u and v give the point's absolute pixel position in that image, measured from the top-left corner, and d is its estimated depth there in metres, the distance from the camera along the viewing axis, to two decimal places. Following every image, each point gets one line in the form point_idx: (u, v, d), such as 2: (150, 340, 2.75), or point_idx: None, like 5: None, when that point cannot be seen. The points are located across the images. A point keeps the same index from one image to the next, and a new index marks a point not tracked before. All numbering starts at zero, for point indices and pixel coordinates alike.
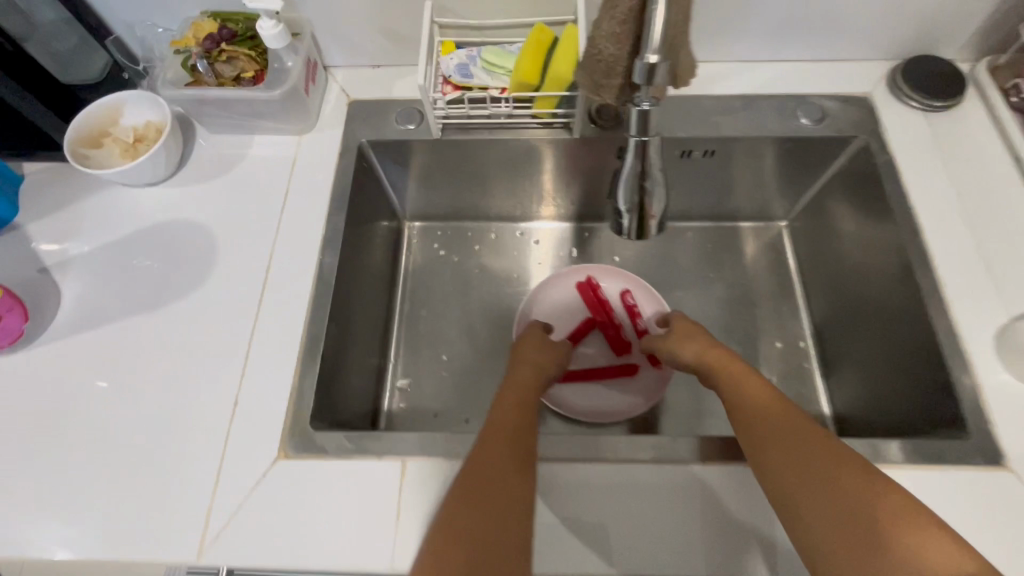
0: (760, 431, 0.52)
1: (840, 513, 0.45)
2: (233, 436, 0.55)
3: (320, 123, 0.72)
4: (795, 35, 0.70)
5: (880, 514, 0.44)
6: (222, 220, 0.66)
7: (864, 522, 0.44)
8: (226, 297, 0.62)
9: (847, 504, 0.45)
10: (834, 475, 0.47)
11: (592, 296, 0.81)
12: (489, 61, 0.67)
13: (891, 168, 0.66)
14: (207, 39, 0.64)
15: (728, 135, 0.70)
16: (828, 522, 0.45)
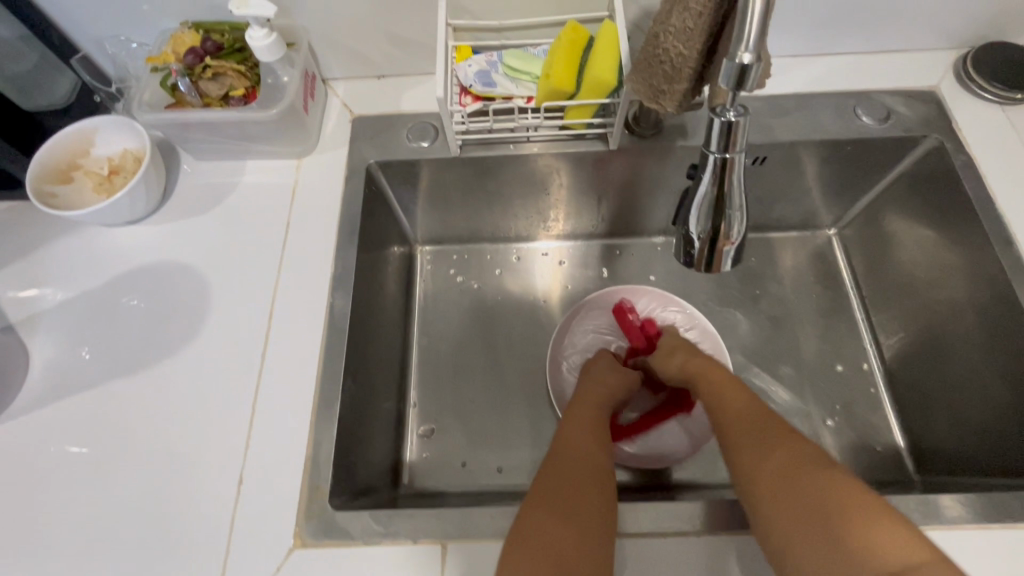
0: (735, 438, 0.49)
1: (811, 522, 0.40)
2: (237, 523, 0.46)
3: (321, 145, 0.64)
4: (852, 24, 0.63)
5: (843, 515, 0.40)
6: (213, 261, 0.58)
7: (820, 519, 0.40)
8: (223, 352, 0.53)
9: (812, 508, 0.41)
10: (801, 485, 0.43)
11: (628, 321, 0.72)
12: (513, 66, 0.58)
13: (971, 171, 0.59)
14: (188, 52, 0.55)
15: (782, 139, 0.63)
16: (787, 521, 0.41)
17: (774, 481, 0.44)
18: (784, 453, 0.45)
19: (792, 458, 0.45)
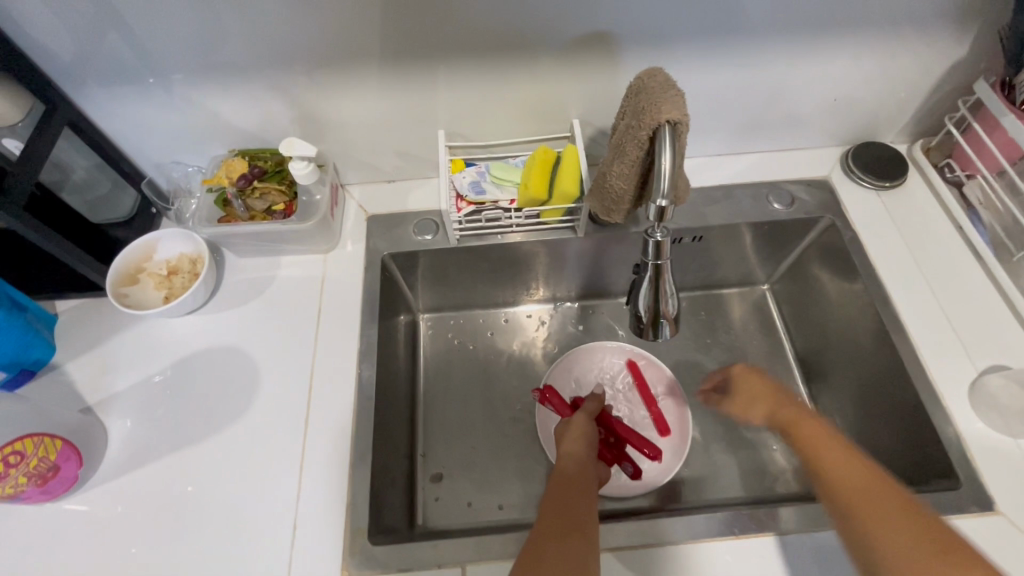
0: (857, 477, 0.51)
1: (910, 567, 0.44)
2: (294, 562, 0.57)
3: (343, 241, 0.78)
4: (758, 132, 0.81)
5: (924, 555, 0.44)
6: (260, 343, 0.70)
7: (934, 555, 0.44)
8: (272, 419, 0.65)
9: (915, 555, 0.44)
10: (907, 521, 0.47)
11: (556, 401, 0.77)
12: (498, 177, 0.74)
13: (857, 242, 0.76)
14: (241, 177, 0.69)
15: (712, 221, 0.79)
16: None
17: (879, 547, 0.46)
18: (896, 504, 0.48)
19: (883, 509, 0.48)
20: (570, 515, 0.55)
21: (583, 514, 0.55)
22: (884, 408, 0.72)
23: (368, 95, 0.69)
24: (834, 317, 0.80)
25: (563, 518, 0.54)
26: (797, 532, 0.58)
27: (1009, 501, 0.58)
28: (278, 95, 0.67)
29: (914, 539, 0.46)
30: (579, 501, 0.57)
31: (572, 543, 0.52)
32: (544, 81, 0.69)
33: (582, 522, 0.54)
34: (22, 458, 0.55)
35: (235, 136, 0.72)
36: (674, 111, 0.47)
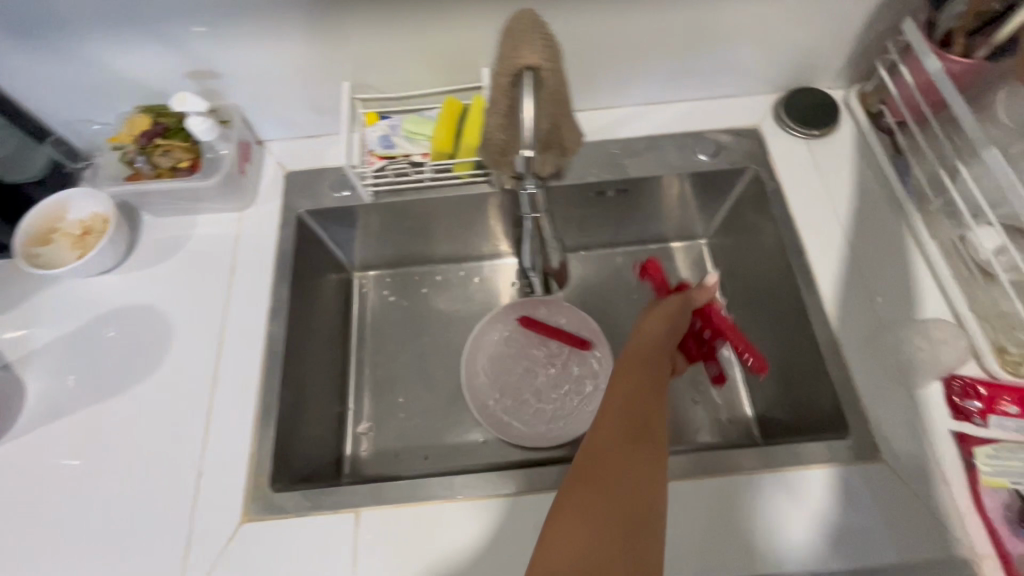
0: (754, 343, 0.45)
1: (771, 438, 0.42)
2: (198, 506, 0.60)
3: (260, 198, 0.77)
4: (686, 79, 0.78)
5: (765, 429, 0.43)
6: (174, 300, 0.71)
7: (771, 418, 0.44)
8: (183, 374, 0.67)
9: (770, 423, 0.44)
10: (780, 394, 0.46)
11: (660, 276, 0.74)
12: (410, 130, 0.72)
13: (779, 193, 0.74)
14: (141, 134, 0.68)
15: (635, 174, 0.77)
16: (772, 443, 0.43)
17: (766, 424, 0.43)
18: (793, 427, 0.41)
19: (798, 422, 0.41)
20: (646, 406, 0.49)
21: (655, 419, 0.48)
22: (794, 360, 0.72)
23: (265, 46, 0.67)
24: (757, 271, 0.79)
25: (638, 406, 0.48)
26: (682, 480, 0.59)
27: (894, 450, 0.59)
28: (172, 46, 0.65)
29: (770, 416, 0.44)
30: (648, 398, 0.50)
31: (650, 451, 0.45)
32: (447, 28, 0.66)
33: (648, 420, 0.48)
34: None
35: (138, 92, 0.71)
36: (534, 54, 0.45)
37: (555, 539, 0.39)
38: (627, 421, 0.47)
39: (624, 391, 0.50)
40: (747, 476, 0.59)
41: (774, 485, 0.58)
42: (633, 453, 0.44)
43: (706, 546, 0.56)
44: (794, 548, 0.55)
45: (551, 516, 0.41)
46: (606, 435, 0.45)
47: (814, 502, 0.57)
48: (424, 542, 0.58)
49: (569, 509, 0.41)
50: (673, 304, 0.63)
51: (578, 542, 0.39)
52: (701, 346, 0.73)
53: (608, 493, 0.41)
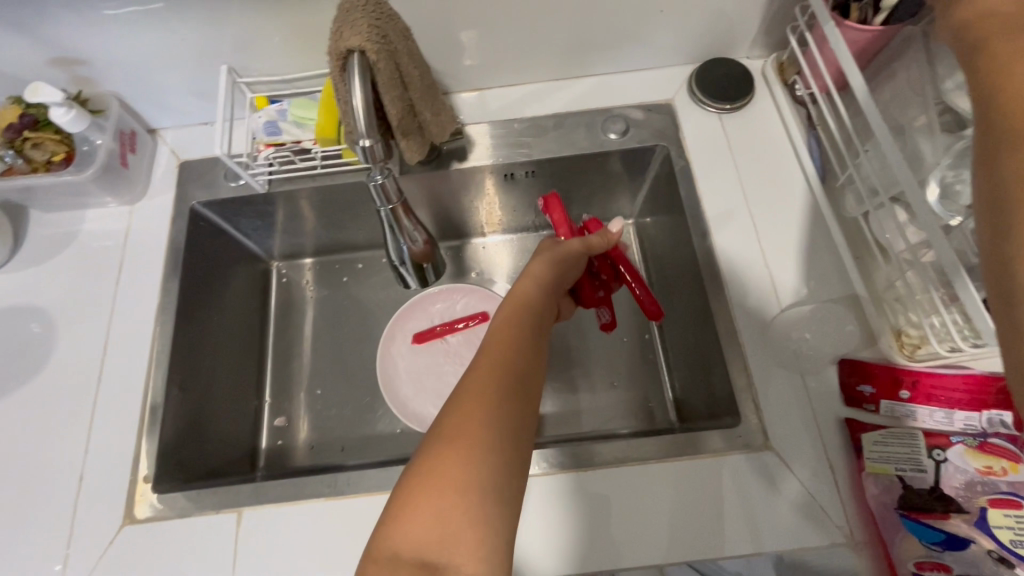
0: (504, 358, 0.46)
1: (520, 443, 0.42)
2: (79, 510, 0.59)
3: (151, 189, 0.74)
4: (594, 52, 0.74)
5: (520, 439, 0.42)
6: (59, 299, 0.68)
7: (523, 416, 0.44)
8: (67, 376, 0.65)
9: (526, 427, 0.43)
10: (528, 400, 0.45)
11: (558, 215, 0.63)
12: (297, 116, 0.69)
13: (687, 172, 0.71)
14: (7, 129, 0.65)
15: (540, 154, 0.74)
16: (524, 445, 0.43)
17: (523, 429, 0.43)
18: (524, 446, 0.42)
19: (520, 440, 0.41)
20: (517, 357, 0.46)
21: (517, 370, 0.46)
22: (698, 344, 0.70)
23: (126, 29, 0.62)
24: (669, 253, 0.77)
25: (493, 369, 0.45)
26: (568, 472, 0.58)
27: (783, 438, 0.58)
28: (23, 31, 0.61)
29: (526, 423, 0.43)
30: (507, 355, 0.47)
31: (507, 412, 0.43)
32: (319, 3, 0.62)
33: (520, 371, 0.45)
34: None
35: (5, 83, 0.67)
36: (362, 37, 0.43)
37: (402, 510, 0.37)
38: (490, 377, 0.44)
39: (499, 344, 0.47)
40: (632, 466, 0.58)
41: (658, 477, 0.57)
42: (500, 407, 0.42)
43: (608, 540, 0.55)
44: (695, 540, 0.55)
45: (406, 481, 0.39)
46: (470, 394, 0.42)
47: (710, 492, 0.56)
48: (305, 540, 0.57)
49: (427, 474, 0.38)
50: (576, 247, 0.59)
51: (428, 511, 0.37)
52: (596, 283, 0.69)
53: (469, 451, 0.39)
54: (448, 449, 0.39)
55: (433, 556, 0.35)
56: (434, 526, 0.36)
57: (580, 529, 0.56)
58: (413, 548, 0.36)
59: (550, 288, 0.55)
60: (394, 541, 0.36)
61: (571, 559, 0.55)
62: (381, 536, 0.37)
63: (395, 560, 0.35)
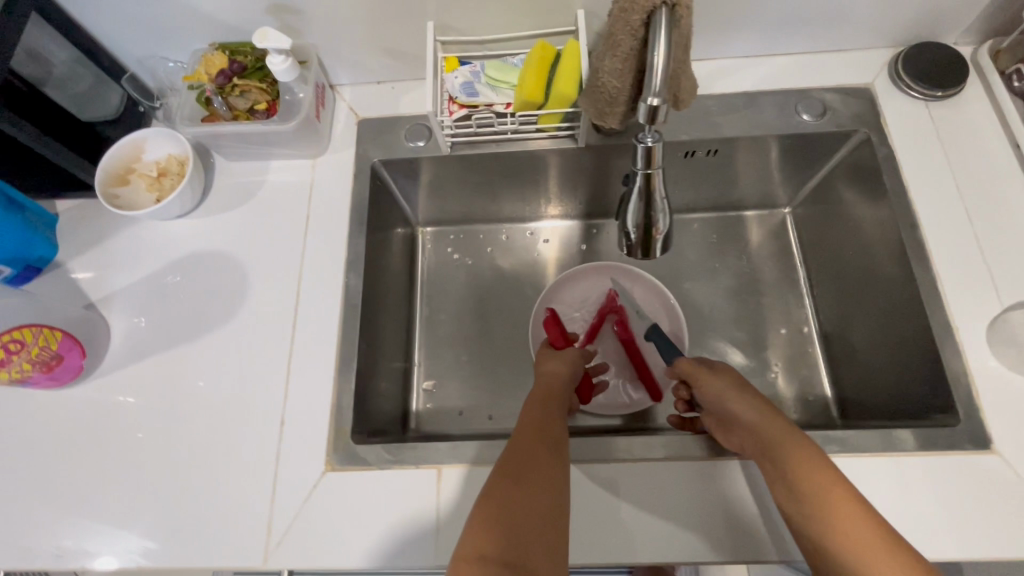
0: (542, 426, 0.55)
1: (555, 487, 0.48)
2: (282, 454, 0.60)
3: (333, 145, 0.75)
4: (797, 30, 0.71)
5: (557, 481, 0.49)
6: (249, 247, 0.70)
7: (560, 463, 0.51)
8: (262, 323, 0.66)
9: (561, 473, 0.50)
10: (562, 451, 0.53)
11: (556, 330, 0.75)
12: (493, 78, 0.68)
13: (892, 161, 0.68)
14: (219, 74, 0.65)
15: (730, 134, 0.72)
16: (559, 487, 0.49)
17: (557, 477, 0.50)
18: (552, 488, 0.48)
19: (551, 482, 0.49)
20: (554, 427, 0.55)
21: (558, 436, 0.54)
22: (897, 341, 0.68)
23: None
24: (853, 244, 0.75)
25: (537, 434, 0.54)
26: None
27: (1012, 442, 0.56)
28: None
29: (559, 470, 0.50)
30: (552, 426, 0.55)
31: (548, 464, 0.50)
32: None
33: (561, 438, 0.54)
34: (23, 346, 0.56)
35: (213, 29, 0.67)
36: None
37: (476, 532, 0.42)
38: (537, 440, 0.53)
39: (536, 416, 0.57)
40: (843, 459, 0.57)
41: (870, 471, 0.57)
42: (551, 462, 0.50)
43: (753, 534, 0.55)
44: None
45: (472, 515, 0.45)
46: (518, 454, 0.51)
47: (909, 494, 0.56)
48: None
49: (499, 506, 0.44)
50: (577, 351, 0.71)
51: (495, 535, 0.42)
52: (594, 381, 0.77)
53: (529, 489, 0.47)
54: (514, 488, 0.46)
55: (515, 561, 0.41)
56: (510, 540, 0.42)
57: (726, 520, 0.56)
58: (497, 553, 0.41)
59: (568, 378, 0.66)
60: (478, 549, 0.41)
61: (748, 544, 0.55)
62: (459, 553, 0.42)
63: (482, 561, 0.40)
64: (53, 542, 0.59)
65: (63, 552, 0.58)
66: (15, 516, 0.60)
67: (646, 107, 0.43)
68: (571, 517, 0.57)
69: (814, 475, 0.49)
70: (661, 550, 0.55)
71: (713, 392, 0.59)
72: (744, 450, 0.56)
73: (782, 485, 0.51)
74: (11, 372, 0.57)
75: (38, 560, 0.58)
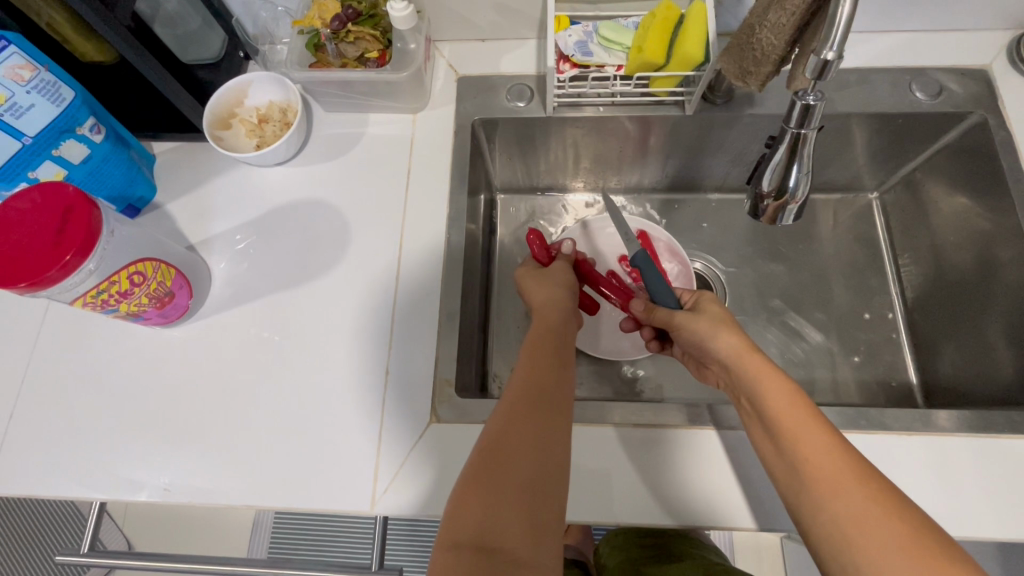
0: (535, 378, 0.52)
1: (545, 453, 0.47)
2: (386, 401, 0.61)
3: (432, 101, 0.74)
4: (914, 8, 0.71)
5: (551, 445, 0.48)
6: (350, 199, 0.70)
7: (553, 423, 0.49)
8: (367, 274, 0.66)
9: (555, 433, 0.49)
10: (559, 406, 0.51)
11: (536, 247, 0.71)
12: (606, 38, 0.67)
13: (1008, 145, 0.68)
14: (334, 18, 0.64)
15: (840, 111, 0.72)
16: (557, 454, 0.48)
17: (547, 434, 0.48)
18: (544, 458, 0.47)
19: (541, 447, 0.47)
20: (554, 382, 0.53)
21: (559, 389, 0.52)
22: (1011, 328, 0.67)
23: None
24: (954, 230, 0.74)
25: (535, 386, 0.51)
26: (887, 434, 0.58)
27: None
28: None
29: (554, 433, 0.49)
30: (551, 375, 0.53)
31: (539, 425, 0.48)
32: None
33: (561, 397, 0.52)
34: (144, 279, 0.56)
35: None
36: None
37: (467, 497, 0.44)
38: (524, 404, 0.49)
39: (527, 373, 0.53)
40: (957, 437, 0.57)
41: (985, 451, 0.57)
42: (542, 429, 0.48)
43: None
44: (962, 515, 0.55)
45: (454, 498, 0.44)
46: (508, 415, 0.49)
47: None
48: (611, 463, 0.58)
49: (472, 478, 0.45)
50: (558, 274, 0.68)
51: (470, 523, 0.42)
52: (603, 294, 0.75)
53: (515, 460, 0.46)
54: (499, 466, 0.45)
55: (488, 548, 0.41)
56: (485, 515, 0.43)
57: None
58: (471, 537, 0.41)
59: (569, 315, 0.63)
60: (452, 536, 0.42)
61: None
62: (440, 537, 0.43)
63: (456, 550, 0.41)
64: (159, 476, 0.59)
65: (172, 487, 0.59)
66: (120, 449, 0.60)
67: (818, 61, 0.42)
68: (677, 481, 0.57)
69: (772, 386, 0.50)
70: (733, 520, 0.55)
71: (695, 335, 0.58)
72: (724, 386, 0.58)
73: (748, 399, 0.53)
74: (131, 305, 0.57)
75: (144, 493, 0.58)
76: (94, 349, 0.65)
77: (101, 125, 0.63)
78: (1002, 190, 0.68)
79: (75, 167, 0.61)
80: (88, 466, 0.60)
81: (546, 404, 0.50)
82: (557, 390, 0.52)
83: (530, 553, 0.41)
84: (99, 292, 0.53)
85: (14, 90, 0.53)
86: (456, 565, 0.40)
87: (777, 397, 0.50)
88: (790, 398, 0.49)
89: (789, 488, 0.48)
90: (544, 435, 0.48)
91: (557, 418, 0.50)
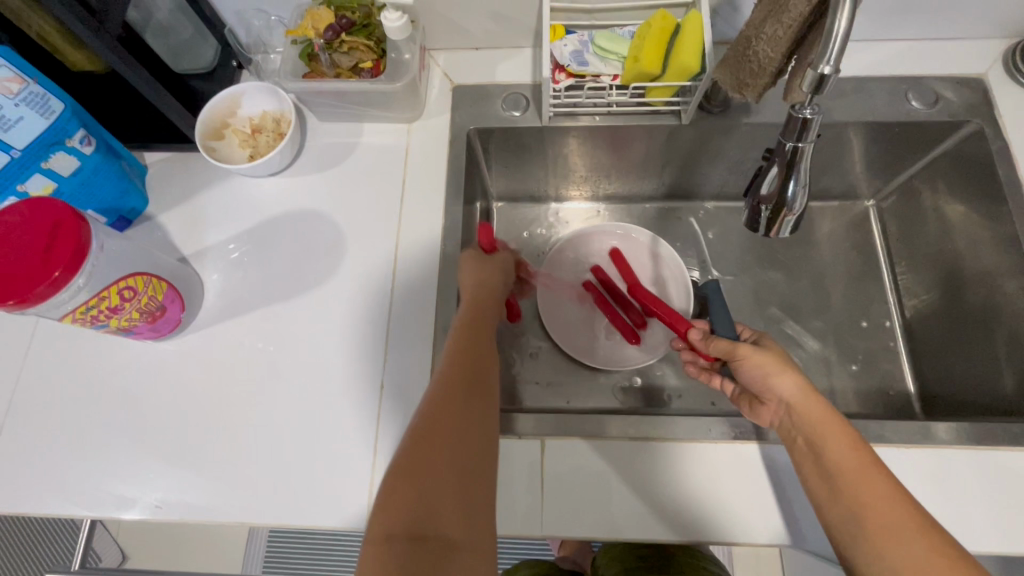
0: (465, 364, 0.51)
1: (473, 439, 0.46)
2: (382, 415, 0.60)
3: (427, 110, 0.73)
4: (910, 16, 0.71)
5: (483, 431, 0.47)
6: (344, 210, 0.69)
7: (483, 409, 0.48)
8: (361, 285, 0.66)
9: (483, 419, 0.48)
10: (485, 391, 0.50)
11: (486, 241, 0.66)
12: (602, 47, 0.66)
13: (1005, 154, 0.68)
14: (327, 29, 0.64)
15: (837, 119, 0.72)
16: (487, 441, 0.47)
17: (476, 419, 0.47)
18: (474, 443, 0.45)
19: (468, 430, 0.46)
20: (479, 367, 0.51)
21: (484, 373, 0.51)
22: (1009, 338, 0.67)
23: None
24: (951, 238, 0.74)
25: (464, 372, 0.50)
26: (886, 446, 0.58)
27: None
28: None
29: (481, 420, 0.48)
30: (479, 361, 0.52)
31: (466, 409, 0.47)
32: None
33: (488, 379, 0.51)
34: (135, 294, 0.56)
35: None
36: None
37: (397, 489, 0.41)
38: (455, 390, 0.48)
39: (458, 357, 0.52)
40: (957, 448, 0.57)
41: (984, 463, 0.56)
42: (470, 414, 0.47)
43: None
44: (962, 527, 0.54)
45: (383, 492, 0.42)
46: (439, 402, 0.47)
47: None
48: (608, 476, 0.57)
49: (406, 467, 0.42)
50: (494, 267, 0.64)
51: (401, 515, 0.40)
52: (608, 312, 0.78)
53: (447, 445, 0.44)
54: (428, 454, 0.43)
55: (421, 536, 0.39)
56: (420, 505, 0.41)
57: None
58: (404, 525, 0.39)
59: (491, 304, 0.60)
60: (384, 528, 0.39)
61: None
62: (370, 529, 0.40)
63: (388, 542, 0.38)
64: (151, 493, 0.58)
65: (163, 503, 0.58)
66: (112, 466, 0.59)
67: (815, 76, 0.41)
68: (676, 496, 0.56)
69: (830, 430, 0.51)
70: (732, 534, 0.55)
71: (753, 372, 0.57)
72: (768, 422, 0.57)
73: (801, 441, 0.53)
74: (121, 320, 0.57)
75: (136, 510, 0.58)
76: (85, 363, 0.64)
77: (92, 137, 0.62)
78: (999, 199, 0.68)
79: (65, 179, 0.60)
80: (79, 483, 0.59)
81: (475, 391, 0.49)
82: (484, 375, 0.51)
83: (462, 534, 0.40)
84: (88, 307, 0.52)
85: (2, 103, 0.53)
86: (389, 558, 0.37)
87: (836, 441, 0.50)
88: (852, 446, 0.49)
89: (842, 531, 0.47)
90: (472, 420, 0.47)
91: (484, 403, 0.49)
